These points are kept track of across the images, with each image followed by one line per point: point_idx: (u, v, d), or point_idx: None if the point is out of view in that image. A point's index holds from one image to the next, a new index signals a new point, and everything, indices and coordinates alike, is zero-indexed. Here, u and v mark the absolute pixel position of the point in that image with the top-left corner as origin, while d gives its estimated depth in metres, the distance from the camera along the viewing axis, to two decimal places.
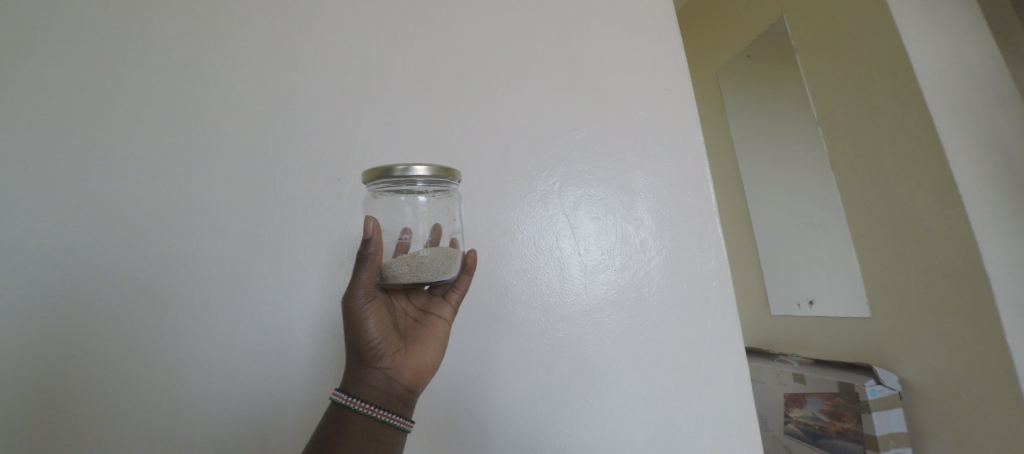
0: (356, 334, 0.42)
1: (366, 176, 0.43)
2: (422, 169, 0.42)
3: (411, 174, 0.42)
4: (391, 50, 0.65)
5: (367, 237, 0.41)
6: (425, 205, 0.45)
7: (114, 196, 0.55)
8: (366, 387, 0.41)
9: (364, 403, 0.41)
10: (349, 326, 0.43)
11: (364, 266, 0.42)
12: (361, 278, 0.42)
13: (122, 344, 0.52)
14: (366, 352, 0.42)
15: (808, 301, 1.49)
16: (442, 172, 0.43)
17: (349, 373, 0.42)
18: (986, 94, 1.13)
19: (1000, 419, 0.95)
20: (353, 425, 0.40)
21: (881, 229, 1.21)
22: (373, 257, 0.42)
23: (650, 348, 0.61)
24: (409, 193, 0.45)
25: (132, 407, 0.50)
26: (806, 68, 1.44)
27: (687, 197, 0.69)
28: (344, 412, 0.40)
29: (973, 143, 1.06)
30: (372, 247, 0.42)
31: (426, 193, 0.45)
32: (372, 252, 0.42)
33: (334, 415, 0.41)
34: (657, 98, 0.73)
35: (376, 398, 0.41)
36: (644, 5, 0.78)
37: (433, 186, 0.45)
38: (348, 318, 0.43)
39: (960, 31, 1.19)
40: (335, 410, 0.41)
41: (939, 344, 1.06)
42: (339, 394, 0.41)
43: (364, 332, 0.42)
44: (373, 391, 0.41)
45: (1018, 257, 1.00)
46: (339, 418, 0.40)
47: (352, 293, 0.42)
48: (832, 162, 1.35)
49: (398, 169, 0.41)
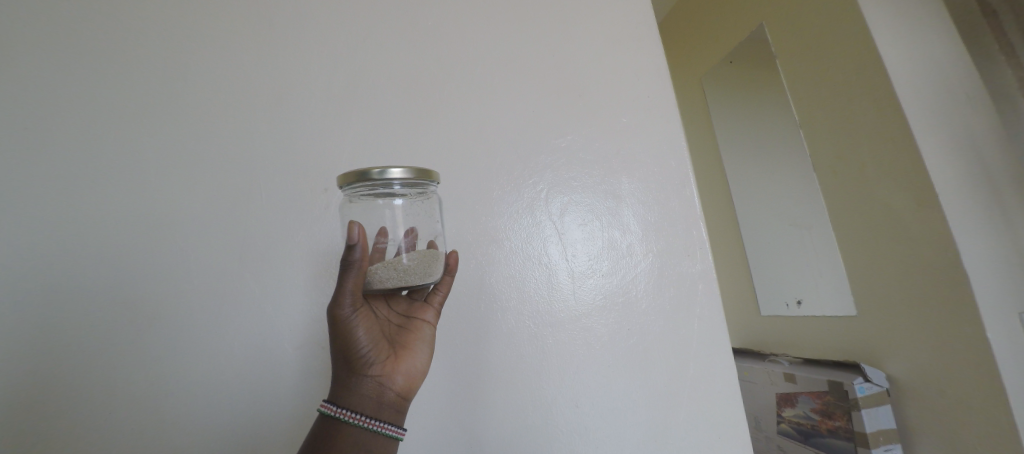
0: (344, 342, 0.41)
1: (342, 180, 0.42)
2: (397, 172, 0.42)
3: (388, 177, 0.42)
4: (376, 60, 0.66)
5: (352, 243, 0.39)
6: (401, 208, 0.46)
7: (97, 211, 0.55)
8: (357, 396, 0.40)
9: (356, 413, 0.40)
10: (336, 335, 0.42)
11: (349, 273, 0.40)
12: (347, 286, 0.41)
13: (104, 362, 0.51)
14: (355, 362, 0.41)
15: (796, 301, 1.51)
16: (418, 174, 0.43)
17: (337, 384, 0.41)
18: (958, 96, 1.17)
19: (984, 415, 0.97)
20: (346, 437, 0.39)
21: (865, 228, 1.23)
22: (358, 262, 0.40)
23: (640, 351, 0.62)
24: (387, 196, 0.45)
25: (117, 425, 0.49)
26: (787, 73, 1.47)
27: (672, 201, 0.70)
28: (335, 425, 0.39)
29: (947, 143, 1.09)
30: (358, 252, 0.40)
31: (403, 195, 0.46)
32: (358, 258, 0.40)
33: (322, 429, 0.39)
34: (641, 105, 0.74)
35: (369, 407, 0.41)
36: (627, 14, 0.80)
37: (412, 189, 0.46)
38: (334, 326, 0.41)
39: (932, 37, 1.22)
40: (324, 423, 0.40)
41: (924, 341, 1.08)
42: (328, 406, 0.40)
43: (353, 341, 0.41)
44: (364, 400, 0.41)
45: (993, 253, 1.03)
46: (329, 431, 0.39)
47: (339, 301, 0.41)
48: (815, 164, 1.37)
49: (374, 173, 0.41)
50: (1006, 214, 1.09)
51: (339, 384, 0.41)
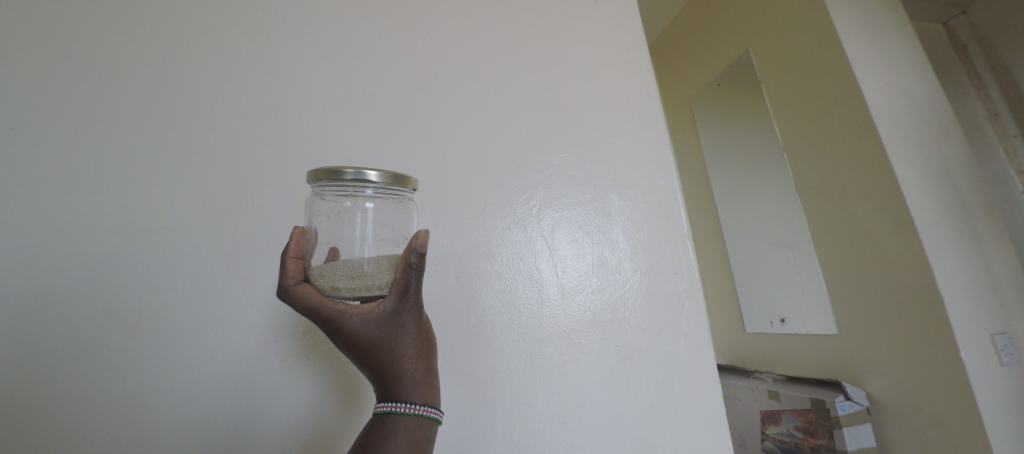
0: (406, 341, 0.39)
1: (312, 176, 0.38)
2: (374, 174, 0.39)
3: (364, 179, 0.39)
4: (373, 75, 0.67)
5: (419, 250, 0.38)
6: (374, 213, 0.41)
7: (82, 215, 0.53)
8: (426, 389, 0.39)
9: (426, 405, 0.39)
10: (393, 336, 0.39)
11: (415, 277, 0.39)
12: (412, 289, 0.39)
13: (80, 372, 0.49)
14: (421, 360, 0.40)
15: (780, 318, 1.55)
16: (396, 179, 0.40)
17: (405, 385, 0.39)
18: (931, 123, 1.23)
19: (961, 434, 1.00)
20: (417, 430, 0.38)
21: (845, 249, 1.27)
22: (417, 267, 0.39)
23: (627, 367, 0.63)
24: (358, 199, 0.41)
25: (91, 436, 0.48)
26: (771, 97, 1.52)
27: (661, 221, 0.72)
28: (406, 422, 0.38)
29: (921, 168, 1.14)
30: (418, 258, 0.38)
31: (375, 199, 0.41)
32: (418, 263, 0.39)
33: (394, 430, 0.37)
34: (631, 125, 0.77)
35: (435, 397, 0.40)
36: (619, 38, 0.82)
37: (385, 193, 0.42)
38: (393, 328, 0.39)
39: (906, 68, 1.29)
40: (396, 424, 0.37)
41: (902, 359, 1.11)
42: (402, 405, 0.38)
43: (415, 337, 0.40)
44: (431, 391, 0.40)
45: (964, 276, 1.07)
46: (401, 428, 0.37)
47: (403, 303, 0.39)
48: (798, 184, 1.42)
49: (347, 173, 0.38)
50: (978, 238, 1.14)
51: (403, 383, 0.39)
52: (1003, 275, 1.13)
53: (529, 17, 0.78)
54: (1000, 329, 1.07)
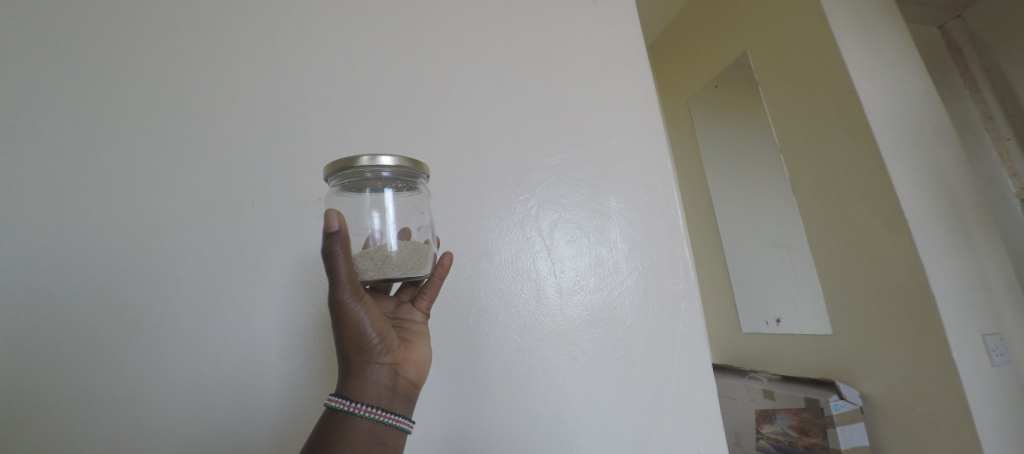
0: (345, 330, 0.38)
1: (328, 169, 0.39)
2: (389, 159, 0.39)
3: (378, 164, 0.39)
4: (373, 74, 0.67)
5: (333, 232, 0.35)
6: (392, 199, 0.41)
7: (84, 212, 0.54)
8: (371, 387, 0.38)
9: (371, 406, 0.37)
10: (337, 326, 0.38)
11: (337, 263, 0.36)
12: (340, 276, 0.36)
13: (82, 368, 0.50)
14: (361, 350, 0.38)
15: (775, 319, 1.56)
16: (410, 163, 0.41)
17: (348, 377, 0.38)
18: (925, 125, 1.25)
19: (952, 433, 1.01)
20: (366, 432, 0.37)
21: (840, 250, 1.28)
22: (340, 251, 0.36)
23: (621, 368, 0.64)
24: (375, 188, 0.41)
25: (92, 433, 0.48)
26: (768, 98, 1.53)
27: (657, 221, 0.72)
28: (352, 421, 0.36)
29: (915, 171, 1.16)
30: (336, 241, 0.35)
31: (392, 186, 0.42)
32: (338, 247, 0.35)
33: (340, 428, 0.36)
34: (629, 127, 0.77)
35: (388, 397, 0.39)
36: (617, 39, 0.83)
37: (402, 181, 0.42)
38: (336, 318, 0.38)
39: (901, 72, 1.30)
40: (338, 421, 0.36)
41: (895, 360, 1.12)
42: (341, 401, 0.37)
43: (358, 328, 0.38)
44: (379, 390, 0.38)
45: (956, 277, 1.09)
46: (344, 427, 0.36)
47: (338, 292, 0.37)
48: (794, 186, 1.44)
49: (363, 159, 0.38)
50: (970, 241, 1.15)
51: (349, 376, 0.38)
52: (994, 276, 1.15)
53: (529, 19, 0.79)
54: (991, 330, 1.09)
